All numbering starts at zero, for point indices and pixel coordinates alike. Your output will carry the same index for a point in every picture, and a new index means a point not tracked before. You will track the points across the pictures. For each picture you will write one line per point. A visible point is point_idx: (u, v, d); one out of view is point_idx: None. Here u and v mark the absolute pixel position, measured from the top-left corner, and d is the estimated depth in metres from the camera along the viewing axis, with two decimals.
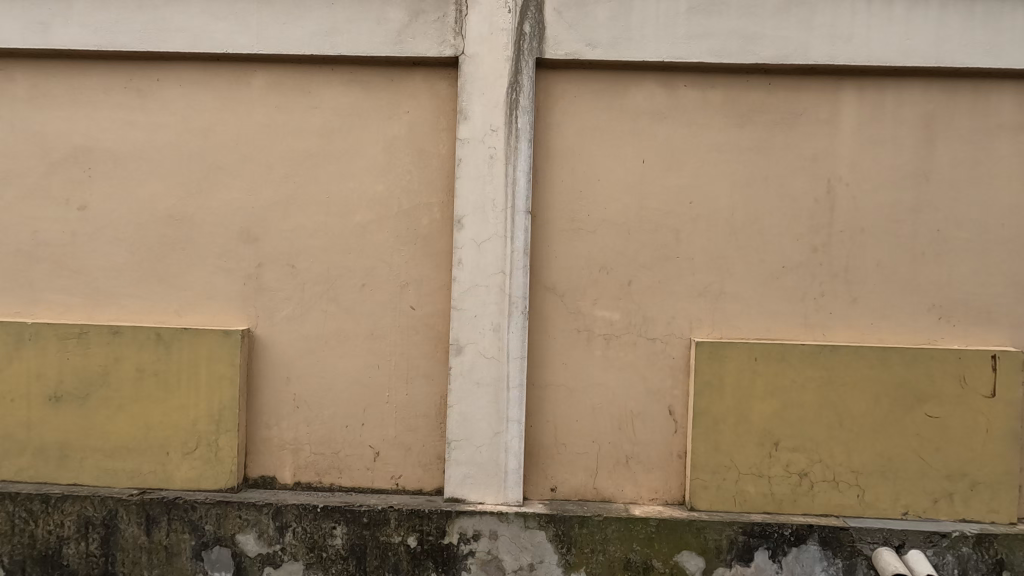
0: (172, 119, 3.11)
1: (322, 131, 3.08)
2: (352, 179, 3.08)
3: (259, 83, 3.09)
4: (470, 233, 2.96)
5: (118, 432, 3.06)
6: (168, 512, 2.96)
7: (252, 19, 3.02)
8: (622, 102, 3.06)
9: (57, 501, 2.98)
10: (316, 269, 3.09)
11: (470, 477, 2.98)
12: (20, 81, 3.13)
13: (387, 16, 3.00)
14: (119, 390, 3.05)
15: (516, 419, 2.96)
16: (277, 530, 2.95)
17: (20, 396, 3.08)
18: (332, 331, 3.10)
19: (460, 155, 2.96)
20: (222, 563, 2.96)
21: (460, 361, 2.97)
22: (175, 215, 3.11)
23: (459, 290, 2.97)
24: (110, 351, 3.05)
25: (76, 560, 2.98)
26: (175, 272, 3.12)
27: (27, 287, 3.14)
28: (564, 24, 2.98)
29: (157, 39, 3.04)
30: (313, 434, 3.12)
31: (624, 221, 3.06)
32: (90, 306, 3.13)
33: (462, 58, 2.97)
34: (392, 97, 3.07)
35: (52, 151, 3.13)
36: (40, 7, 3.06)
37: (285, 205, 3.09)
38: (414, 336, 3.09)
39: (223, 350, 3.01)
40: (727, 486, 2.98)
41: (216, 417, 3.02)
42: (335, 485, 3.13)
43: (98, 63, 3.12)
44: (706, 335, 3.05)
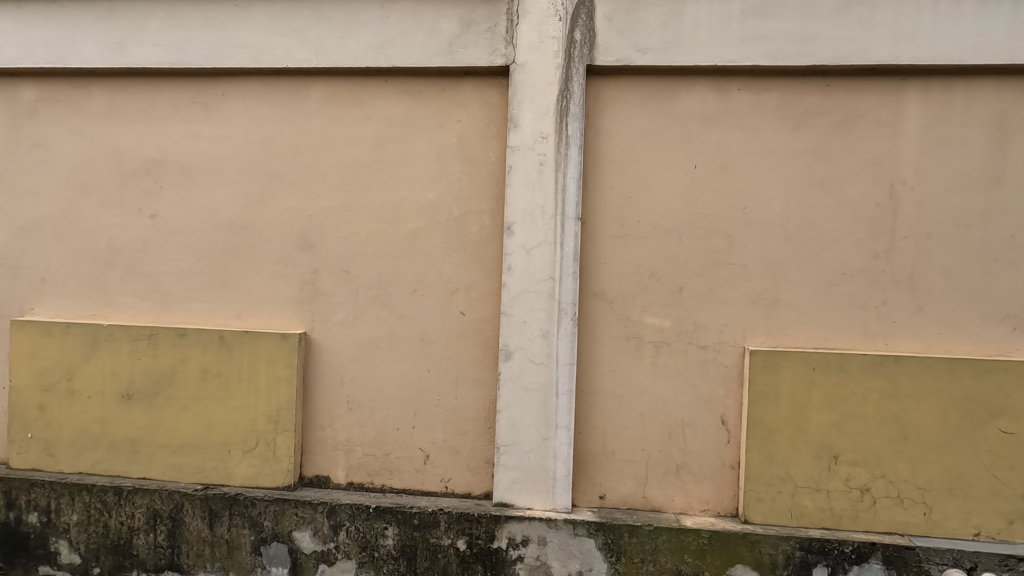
0: (235, 131, 3.26)
1: (376, 140, 3.17)
2: (404, 187, 3.15)
3: (317, 95, 3.20)
4: (520, 239, 2.99)
5: (183, 429, 3.21)
6: (230, 507, 3.09)
7: (311, 34, 3.14)
8: (673, 106, 3.03)
9: (128, 494, 3.15)
10: (370, 275, 3.17)
11: (519, 482, 2.99)
12: (98, 97, 3.34)
13: (439, 28, 3.07)
14: (185, 389, 3.21)
15: (565, 425, 2.96)
16: (332, 528, 3.03)
17: (95, 393, 3.27)
18: (384, 335, 3.17)
19: (510, 162, 2.99)
20: (279, 559, 3.06)
21: (509, 367, 2.99)
22: (237, 223, 3.25)
23: (509, 296, 2.99)
24: (177, 353, 3.21)
25: (145, 550, 3.14)
26: (237, 277, 3.26)
27: (103, 290, 3.34)
28: (615, 30, 2.98)
29: (223, 55, 3.19)
30: (365, 435, 3.20)
31: (675, 227, 3.02)
32: (160, 309, 3.30)
33: (513, 67, 3.00)
34: (443, 106, 3.13)
35: (126, 163, 3.32)
36: (116, 28, 3.26)
37: (340, 212, 3.19)
38: (464, 341, 3.13)
39: (281, 352, 3.13)
40: (783, 499, 2.90)
41: (275, 417, 3.13)
42: (386, 486, 3.20)
43: (168, 80, 3.30)
44: (760, 343, 2.98)
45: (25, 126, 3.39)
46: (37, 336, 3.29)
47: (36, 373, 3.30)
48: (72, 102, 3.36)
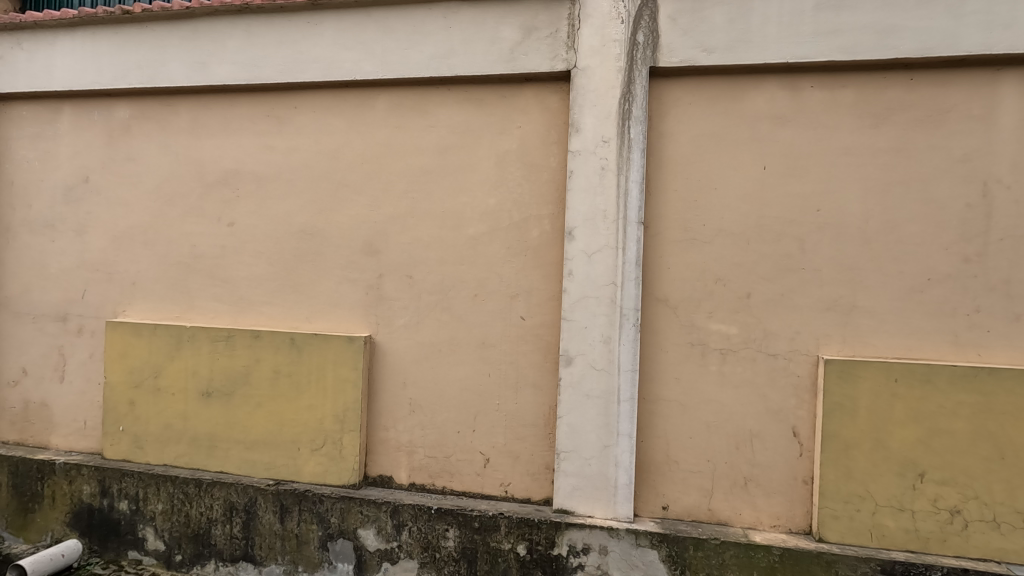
0: (306, 142, 3.40)
1: (439, 148, 3.23)
2: (466, 193, 3.20)
3: (383, 106, 3.30)
4: (581, 244, 2.97)
5: (256, 426, 3.37)
6: (300, 503, 3.21)
7: (377, 47, 3.25)
8: (741, 106, 2.93)
9: (207, 486, 3.34)
10: (432, 280, 3.24)
11: (579, 489, 2.96)
12: (182, 113, 3.57)
13: (501, 36, 3.10)
14: (259, 388, 3.36)
15: (627, 433, 2.92)
16: (395, 527, 3.10)
17: (178, 390, 3.48)
18: (446, 339, 3.22)
19: (572, 167, 2.98)
20: (345, 555, 3.16)
21: (570, 372, 2.97)
22: (307, 230, 3.40)
23: (570, 301, 2.97)
24: (252, 353, 3.37)
25: (222, 540, 3.32)
26: (307, 282, 3.40)
27: (186, 294, 3.56)
28: (680, 31, 2.92)
29: (296, 70, 3.35)
30: (427, 437, 3.26)
31: (742, 231, 2.92)
32: (237, 312, 3.48)
33: (574, 71, 2.99)
34: (504, 112, 3.16)
35: (207, 174, 3.53)
36: (200, 48, 3.48)
37: (404, 219, 3.27)
38: (524, 346, 3.13)
39: (348, 355, 3.24)
40: (861, 518, 2.74)
41: (341, 417, 3.24)
42: (447, 488, 3.24)
43: (245, 95, 3.49)
44: (836, 352, 2.83)
45: (120, 142, 3.66)
46: (128, 336, 3.54)
47: (128, 370, 3.55)
48: (160, 118, 3.61)
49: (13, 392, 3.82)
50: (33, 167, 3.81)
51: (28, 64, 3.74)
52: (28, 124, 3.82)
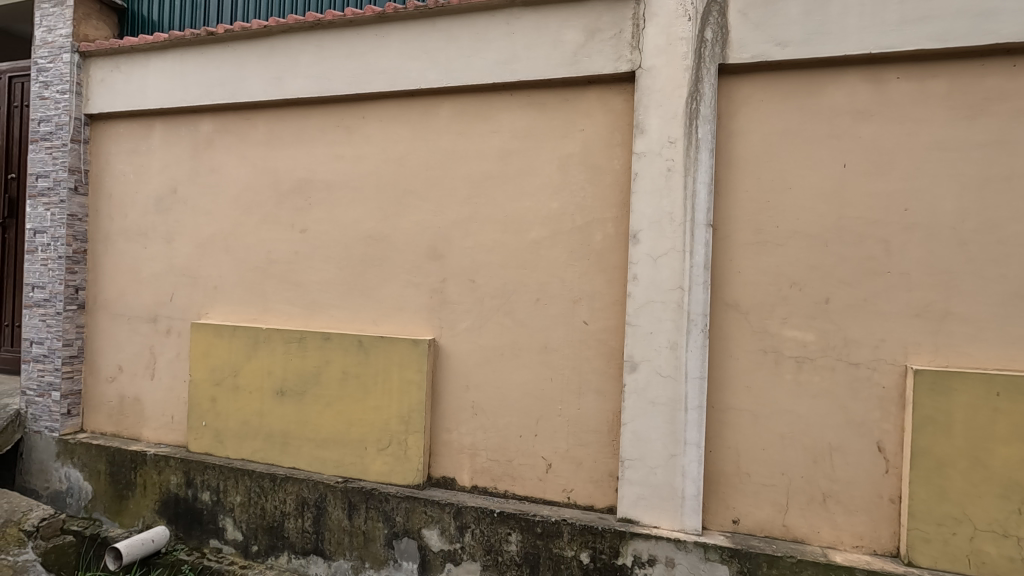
0: (373, 150, 3.51)
1: (501, 153, 3.25)
2: (528, 198, 3.20)
3: (446, 113, 3.36)
4: (646, 248, 2.91)
5: (326, 425, 3.50)
6: (366, 501, 3.31)
7: (442, 56, 3.31)
8: (818, 101, 2.79)
9: (281, 481, 3.50)
10: (494, 284, 3.26)
11: (644, 499, 2.89)
12: (260, 126, 3.77)
13: (564, 39, 3.09)
14: (328, 388, 3.49)
15: (695, 442, 2.82)
16: (458, 529, 3.14)
17: (255, 388, 3.67)
18: (508, 343, 3.23)
19: (636, 169, 2.93)
20: (410, 554, 3.23)
21: (634, 379, 2.91)
22: (374, 235, 3.50)
23: (634, 306, 2.92)
24: (322, 355, 3.51)
25: (294, 533, 3.46)
26: (374, 286, 3.50)
27: (262, 297, 3.75)
28: (751, 25, 2.81)
29: (364, 81, 3.46)
30: (489, 440, 3.27)
31: (820, 232, 2.77)
32: (309, 315, 3.64)
33: (639, 72, 2.94)
34: (567, 116, 3.14)
35: (282, 183, 3.72)
36: (276, 64, 3.67)
37: (467, 223, 3.31)
38: (587, 351, 3.10)
39: (412, 357, 3.31)
40: (957, 543, 2.53)
41: (406, 418, 3.31)
42: (509, 492, 3.24)
43: (317, 107, 3.64)
44: (926, 362, 2.63)
45: (204, 155, 3.91)
46: (211, 336, 3.77)
47: (210, 369, 3.77)
48: (239, 132, 3.82)
49: (110, 388, 4.15)
50: (128, 179, 4.13)
51: (124, 85, 4.07)
52: (124, 140, 4.15)
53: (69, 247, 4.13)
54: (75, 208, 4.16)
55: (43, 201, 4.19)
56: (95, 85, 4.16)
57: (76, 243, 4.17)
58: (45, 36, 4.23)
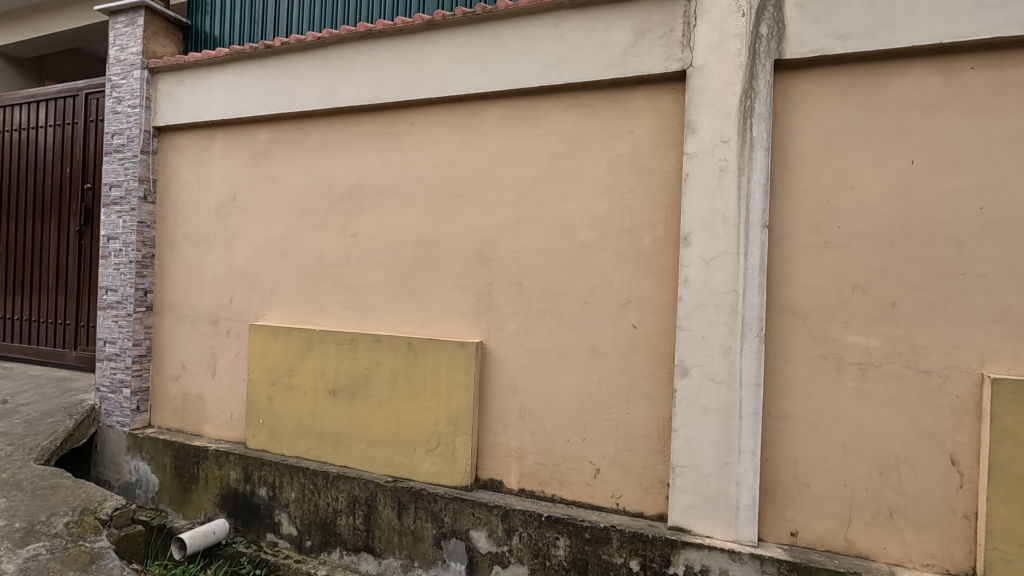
0: (421, 156, 3.57)
1: (549, 156, 3.25)
2: (576, 200, 3.18)
3: (493, 117, 3.38)
4: (698, 250, 2.84)
5: (376, 425, 3.58)
6: (415, 500, 3.36)
7: (489, 61, 3.34)
8: (882, 96, 2.66)
9: (333, 479, 3.60)
10: (542, 287, 3.26)
11: (697, 507, 2.82)
12: (313, 134, 3.90)
13: (612, 40, 3.06)
14: (379, 389, 3.57)
15: (750, 450, 2.73)
16: (505, 532, 3.14)
17: (309, 388, 3.78)
18: (556, 346, 3.22)
19: (687, 170, 2.87)
20: (458, 555, 3.25)
21: (685, 384, 2.85)
22: (423, 239, 3.56)
23: (686, 309, 2.86)
24: (372, 356, 3.59)
25: (346, 530, 3.55)
26: (423, 289, 3.56)
27: (316, 300, 3.87)
28: (809, 19, 2.71)
29: (413, 88, 3.53)
30: (536, 444, 3.27)
31: (885, 233, 2.64)
32: (360, 317, 3.73)
33: (691, 70, 2.88)
34: (616, 117, 3.11)
35: (334, 190, 3.83)
36: (329, 74, 3.78)
37: (514, 227, 3.32)
38: (637, 355, 3.05)
39: (460, 359, 3.34)
40: None
41: (454, 419, 3.34)
42: (557, 496, 3.22)
43: (367, 114, 3.74)
44: (1004, 371, 2.47)
45: (261, 163, 4.08)
46: (267, 337, 3.91)
47: (267, 369, 3.92)
48: (294, 140, 3.96)
49: (175, 386, 4.37)
50: (192, 188, 4.34)
51: (189, 98, 4.29)
52: (188, 150, 4.37)
53: (139, 252, 4.37)
54: (144, 215, 4.41)
55: (116, 209, 4.46)
56: (162, 99, 4.40)
57: (145, 249, 4.42)
58: (118, 54, 4.52)
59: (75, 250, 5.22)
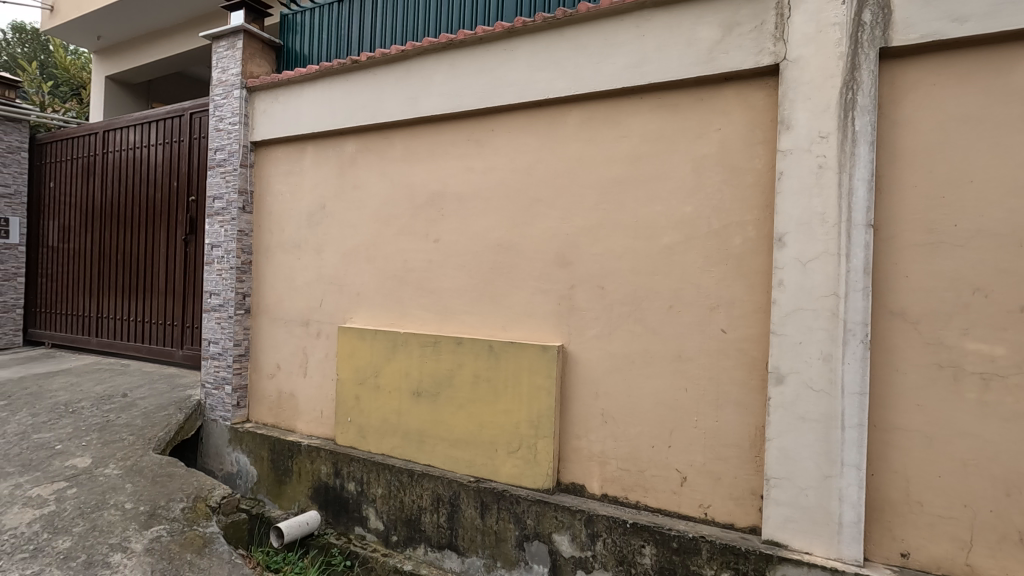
0: (501, 161, 3.62)
1: (631, 157, 3.20)
2: (659, 202, 3.12)
3: (574, 120, 3.38)
4: (794, 251, 2.71)
5: (459, 426, 3.66)
6: (497, 501, 3.41)
7: (570, 64, 3.34)
8: (1006, 81, 2.44)
9: (418, 477, 3.72)
10: (624, 290, 3.22)
11: (793, 521, 2.69)
12: (397, 143, 4.05)
13: (698, 36, 2.98)
14: (461, 391, 3.65)
15: (854, 464, 2.57)
16: (589, 537, 3.13)
17: (394, 388, 3.92)
18: (639, 351, 3.17)
19: (781, 168, 2.75)
20: (541, 557, 3.27)
21: (780, 392, 2.73)
22: (503, 244, 3.61)
23: (780, 314, 2.74)
24: (455, 358, 3.67)
25: (430, 527, 3.65)
26: (504, 293, 3.61)
27: (400, 303, 4.02)
28: (919, 2, 2.52)
29: (493, 95, 3.59)
30: (619, 449, 3.23)
31: (1012, 231, 2.41)
32: (442, 320, 3.83)
33: (785, 64, 2.76)
34: (702, 115, 3.02)
35: (417, 197, 3.96)
36: (412, 84, 3.92)
37: (596, 230, 3.30)
38: (726, 361, 2.95)
39: (542, 363, 3.35)
40: None
41: (536, 422, 3.36)
42: (641, 503, 3.16)
43: (448, 122, 3.84)
44: None
45: (348, 173, 4.28)
46: (355, 339, 4.10)
47: (355, 369, 4.10)
48: (379, 149, 4.13)
49: (270, 383, 4.65)
50: (285, 198, 4.62)
51: (283, 114, 4.57)
52: (282, 162, 4.65)
53: (239, 258, 4.70)
54: (243, 224, 4.73)
55: (218, 219, 4.81)
56: (259, 116, 4.72)
57: (243, 255, 4.75)
58: (221, 76, 4.89)
59: (181, 258, 5.68)
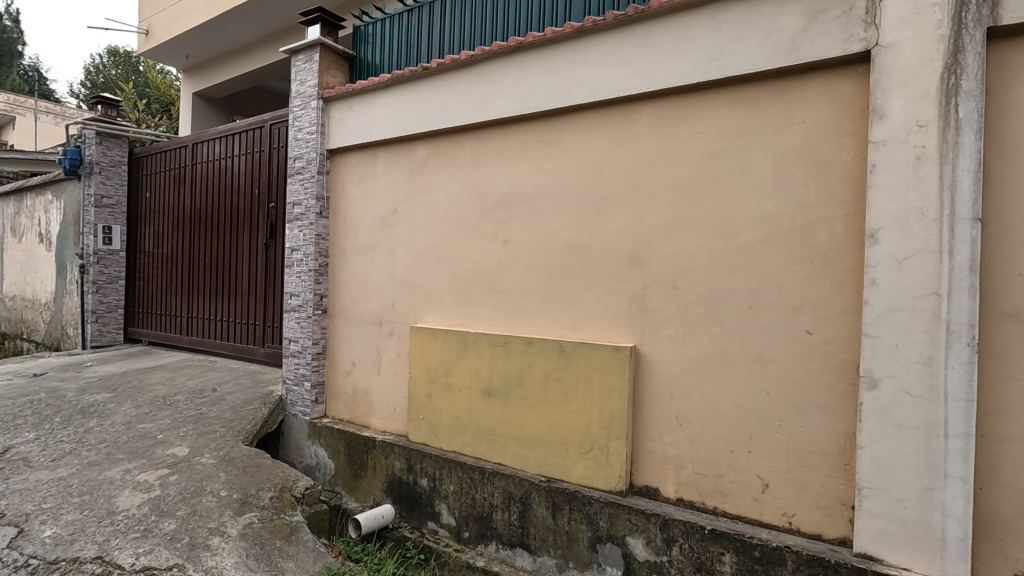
0: (570, 161, 3.62)
1: (707, 154, 3.12)
2: (737, 199, 3.02)
3: (645, 118, 3.33)
4: (889, 248, 2.56)
5: (529, 425, 3.68)
6: (569, 501, 3.41)
7: (641, 61, 3.29)
8: None
9: (489, 475, 3.77)
10: (700, 290, 3.14)
11: (889, 535, 2.53)
12: (466, 147, 4.13)
13: (779, 26, 2.87)
14: (531, 391, 3.67)
15: (960, 476, 2.39)
16: (665, 541, 3.07)
17: (465, 387, 4.00)
18: (716, 353, 3.08)
19: (874, 160, 2.60)
20: (614, 560, 3.24)
21: (874, 397, 2.58)
22: (573, 244, 3.61)
23: (873, 314, 2.59)
24: (525, 358, 3.70)
25: (502, 525, 3.69)
26: (574, 293, 3.60)
27: (470, 304, 4.09)
28: None
29: (562, 95, 3.59)
30: (696, 453, 3.15)
31: None
32: (512, 321, 3.87)
33: (876, 51, 2.61)
34: (784, 108, 2.91)
35: (486, 199, 4.02)
36: (481, 88, 3.98)
37: (669, 229, 3.24)
38: (812, 364, 2.82)
39: (614, 364, 3.32)
40: None
41: (608, 423, 3.34)
42: (719, 509, 3.07)
43: (517, 124, 3.87)
44: None
45: (419, 177, 4.40)
46: (426, 338, 4.21)
47: (426, 367, 4.21)
48: (448, 154, 4.23)
49: (346, 381, 4.85)
50: (359, 202, 4.81)
51: (356, 122, 4.75)
52: (356, 169, 4.84)
53: (316, 261, 4.93)
54: (320, 229, 4.96)
55: (298, 224, 5.07)
56: (334, 124, 4.93)
57: (320, 258, 4.97)
58: (299, 87, 5.15)
59: (263, 261, 6.03)
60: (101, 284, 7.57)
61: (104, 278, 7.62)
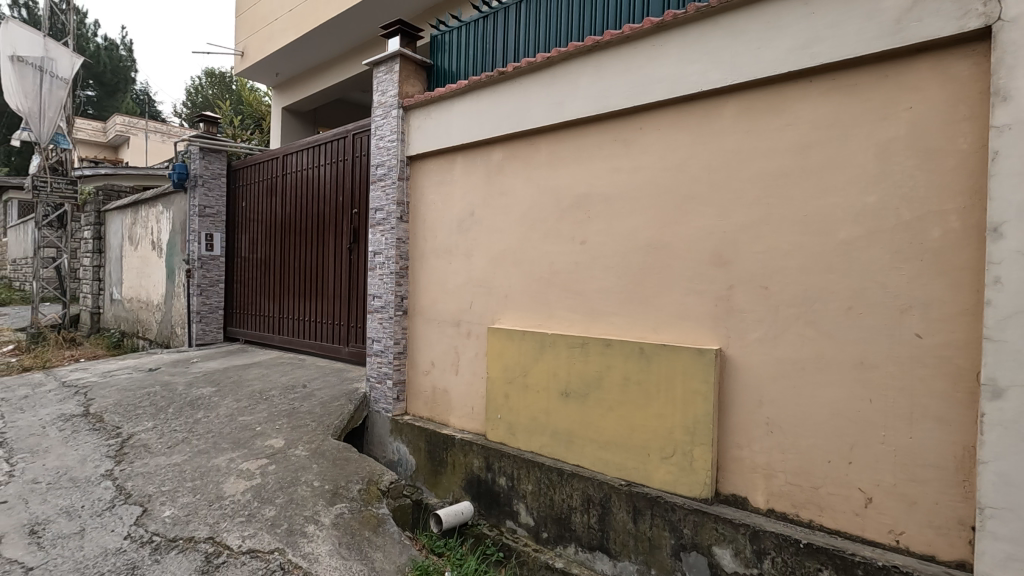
0: (650, 160, 3.55)
1: (799, 146, 2.96)
2: (835, 193, 2.84)
3: (730, 112, 3.21)
4: (1015, 243, 2.30)
5: (608, 427, 3.64)
6: (651, 507, 3.34)
7: (726, 53, 3.18)
8: None
9: (568, 476, 3.77)
10: (793, 291, 2.98)
11: (1019, 561, 2.27)
12: (542, 149, 4.15)
13: (882, 6, 2.67)
14: (610, 393, 3.63)
15: None
16: (755, 554, 2.93)
17: (542, 388, 4.01)
18: (811, 356, 2.91)
19: (996, 147, 2.35)
20: (700, 570, 3.13)
21: (998, 408, 2.33)
22: (653, 244, 3.53)
23: (997, 316, 2.35)
24: (603, 360, 3.67)
25: (581, 527, 3.68)
26: (654, 294, 3.53)
27: (547, 305, 4.10)
28: None
29: (640, 93, 3.53)
30: (789, 462, 2.98)
31: None
32: (590, 322, 3.84)
33: (999, 25, 2.35)
34: (887, 95, 2.71)
35: (563, 200, 4.02)
36: (557, 89, 3.99)
37: (758, 226, 3.10)
38: (923, 370, 2.60)
39: (698, 367, 3.22)
40: None
41: (691, 428, 3.23)
42: (815, 523, 2.89)
43: (594, 124, 3.84)
44: None
45: (495, 180, 4.47)
46: (504, 339, 4.26)
47: (503, 368, 4.26)
48: (525, 156, 4.26)
49: (425, 380, 5.00)
50: (437, 206, 4.96)
51: (434, 128, 4.90)
52: (435, 173, 4.99)
53: (397, 264, 5.12)
54: (400, 232, 5.15)
55: (380, 228, 5.29)
56: (413, 131, 5.10)
57: (401, 261, 5.16)
58: (381, 98, 5.38)
59: (347, 265, 6.34)
60: (204, 287, 8.26)
61: (207, 281, 8.30)
